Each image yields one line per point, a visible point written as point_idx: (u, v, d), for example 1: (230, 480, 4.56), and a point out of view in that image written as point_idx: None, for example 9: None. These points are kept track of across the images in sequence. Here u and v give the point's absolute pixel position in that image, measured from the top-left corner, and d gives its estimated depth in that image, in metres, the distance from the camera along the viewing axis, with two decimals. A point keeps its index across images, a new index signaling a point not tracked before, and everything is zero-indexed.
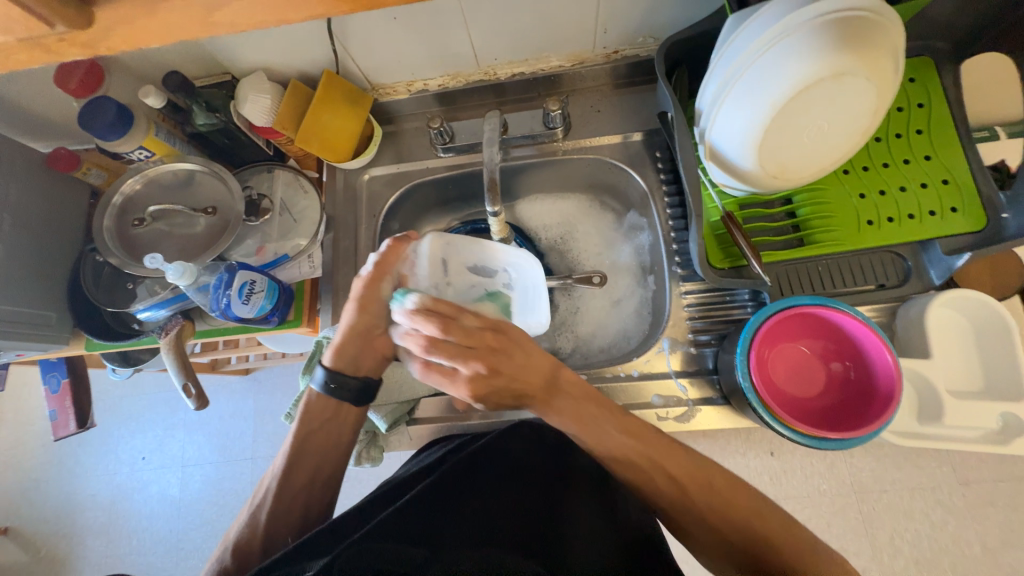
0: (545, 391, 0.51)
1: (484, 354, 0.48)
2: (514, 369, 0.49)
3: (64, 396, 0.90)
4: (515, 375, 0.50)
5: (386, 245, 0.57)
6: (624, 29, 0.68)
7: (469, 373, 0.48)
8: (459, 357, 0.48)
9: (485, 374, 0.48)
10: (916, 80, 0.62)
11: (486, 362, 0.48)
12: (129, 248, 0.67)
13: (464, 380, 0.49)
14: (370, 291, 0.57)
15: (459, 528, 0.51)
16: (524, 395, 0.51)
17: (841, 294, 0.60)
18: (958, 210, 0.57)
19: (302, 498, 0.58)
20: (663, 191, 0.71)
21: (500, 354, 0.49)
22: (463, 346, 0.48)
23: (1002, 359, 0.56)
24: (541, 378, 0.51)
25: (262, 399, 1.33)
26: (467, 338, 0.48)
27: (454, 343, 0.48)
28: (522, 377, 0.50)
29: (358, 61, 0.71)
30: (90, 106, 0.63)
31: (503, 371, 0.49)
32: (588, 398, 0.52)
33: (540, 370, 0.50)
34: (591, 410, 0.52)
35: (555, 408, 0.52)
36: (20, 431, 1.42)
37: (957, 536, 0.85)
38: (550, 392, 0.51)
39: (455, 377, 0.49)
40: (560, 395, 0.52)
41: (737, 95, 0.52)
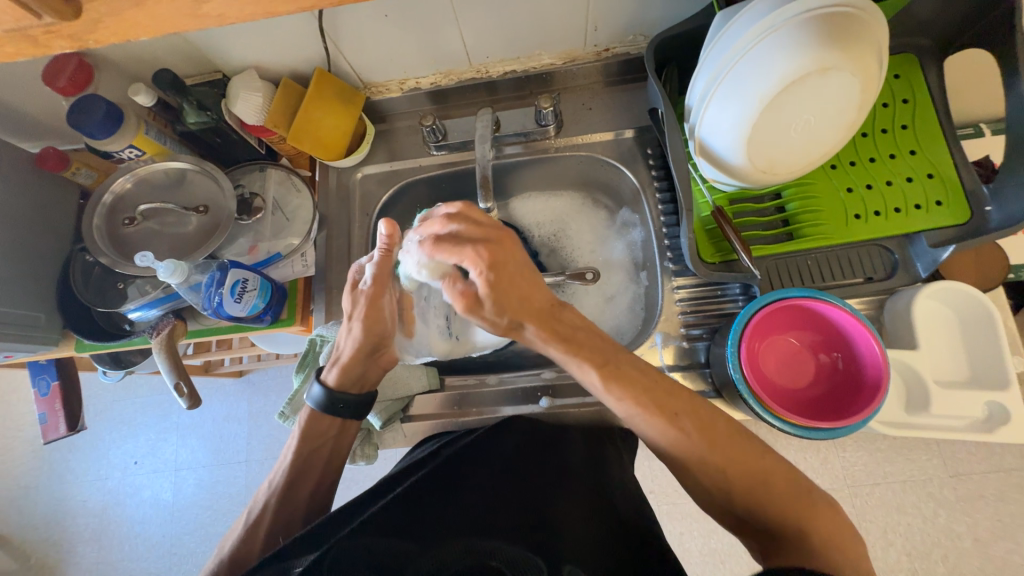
0: (548, 312, 0.50)
1: (500, 238, 0.51)
2: (524, 263, 0.50)
3: (53, 398, 0.89)
4: (522, 268, 0.50)
5: (377, 254, 0.56)
6: (615, 27, 0.69)
7: (484, 245, 0.49)
8: (479, 232, 0.50)
9: (498, 250, 0.50)
10: (901, 76, 0.63)
11: (502, 241, 0.50)
12: (119, 247, 0.66)
13: (476, 250, 0.49)
14: (374, 311, 0.56)
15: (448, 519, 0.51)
16: (525, 302, 0.50)
17: (830, 287, 0.61)
18: (943, 203, 0.58)
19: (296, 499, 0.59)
20: (654, 187, 0.71)
21: (513, 243, 0.51)
22: (480, 227, 0.51)
23: (987, 350, 0.57)
24: (544, 292, 0.51)
25: (257, 401, 1.32)
26: (487, 222, 0.52)
27: (476, 221, 0.51)
28: (528, 278, 0.50)
29: (349, 59, 0.71)
30: (80, 104, 0.63)
31: (514, 258, 0.50)
32: (589, 335, 0.50)
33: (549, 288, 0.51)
34: (591, 351, 0.49)
35: (559, 335, 0.50)
36: (8, 438, 1.40)
37: (948, 528, 0.86)
38: (552, 316, 0.50)
39: (468, 245, 0.49)
40: (561, 326, 0.50)
41: (726, 90, 0.53)
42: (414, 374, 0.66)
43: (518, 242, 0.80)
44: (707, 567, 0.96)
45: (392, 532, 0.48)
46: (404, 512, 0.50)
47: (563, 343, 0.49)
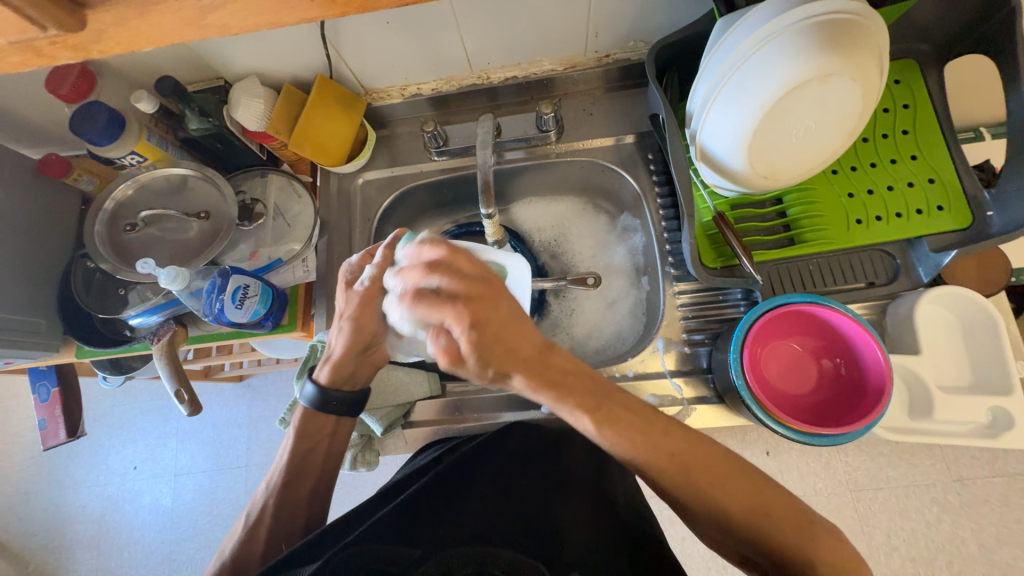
0: (539, 358, 0.45)
1: (485, 288, 0.44)
2: (511, 316, 0.45)
3: (53, 404, 0.88)
4: (511, 322, 0.45)
5: (380, 255, 0.54)
6: (616, 33, 0.69)
7: (468, 299, 0.43)
8: (461, 283, 0.44)
9: (485, 304, 0.44)
10: (900, 81, 0.63)
11: (487, 295, 0.44)
12: (120, 253, 0.66)
13: (459, 307, 0.43)
14: (364, 313, 0.54)
15: (448, 528, 0.51)
16: (515, 354, 0.44)
17: (832, 292, 0.61)
18: (944, 208, 0.58)
19: (294, 506, 0.58)
20: (655, 192, 0.72)
21: (499, 294, 0.45)
22: (464, 277, 0.44)
23: (989, 355, 0.57)
24: (534, 339, 0.45)
25: (257, 406, 1.32)
26: (471, 271, 0.45)
27: (459, 268, 0.45)
28: (516, 333, 0.44)
29: (351, 65, 0.71)
30: (83, 111, 0.63)
31: (501, 311, 0.44)
32: (582, 379, 0.46)
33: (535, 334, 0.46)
34: (584, 396, 0.45)
35: (551, 385, 0.45)
36: (8, 443, 1.39)
37: (952, 534, 0.86)
38: (543, 362, 0.45)
39: (450, 302, 0.43)
40: (553, 374, 0.45)
41: (727, 96, 0.53)
42: (415, 380, 0.66)
43: (518, 246, 0.80)
44: (709, 572, 0.96)
45: (393, 540, 0.48)
46: (407, 521, 0.50)
47: (553, 392, 0.45)
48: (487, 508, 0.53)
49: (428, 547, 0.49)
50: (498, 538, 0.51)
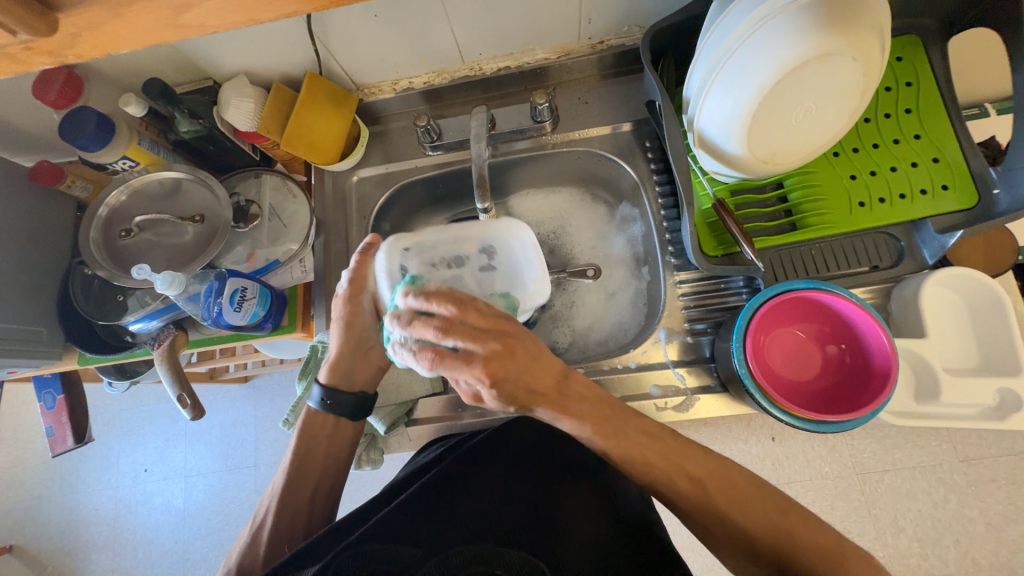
0: (558, 390, 0.48)
1: (500, 339, 0.44)
2: (529, 360, 0.46)
3: (60, 411, 0.89)
4: (530, 366, 0.46)
5: (353, 260, 0.56)
6: (609, 19, 0.67)
7: (489, 356, 0.43)
8: (475, 338, 0.43)
9: (502, 357, 0.44)
10: (903, 58, 0.62)
11: (504, 346, 0.44)
12: (116, 260, 0.66)
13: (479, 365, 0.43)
14: (353, 308, 0.57)
15: (447, 529, 0.50)
16: (536, 393, 0.47)
17: (836, 277, 0.60)
18: (949, 188, 0.57)
19: (298, 508, 0.59)
20: (654, 180, 0.71)
21: (517, 341, 0.45)
22: (479, 330, 0.44)
23: (999, 337, 0.56)
24: (550, 376, 0.47)
25: (263, 406, 1.32)
26: (482, 322, 0.45)
27: (471, 318, 0.44)
28: (534, 373, 0.46)
29: (340, 60, 0.70)
30: (71, 117, 0.62)
31: (520, 360, 0.45)
32: (599, 404, 0.50)
33: (551, 371, 0.47)
34: (600, 421, 0.50)
35: (569, 412, 0.49)
36: (20, 449, 1.41)
37: (959, 513, 0.86)
38: (561, 394, 0.49)
39: (469, 362, 0.43)
40: (570, 398, 0.49)
41: (723, 80, 0.52)
42: (415, 377, 0.66)
43: None
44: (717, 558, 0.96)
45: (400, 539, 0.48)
46: (409, 518, 0.50)
47: (573, 418, 0.49)
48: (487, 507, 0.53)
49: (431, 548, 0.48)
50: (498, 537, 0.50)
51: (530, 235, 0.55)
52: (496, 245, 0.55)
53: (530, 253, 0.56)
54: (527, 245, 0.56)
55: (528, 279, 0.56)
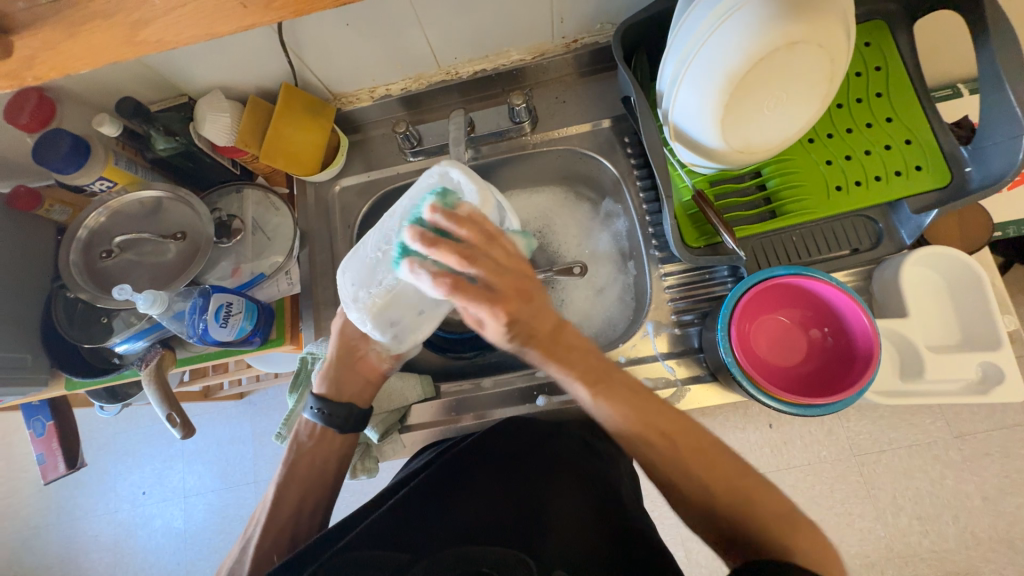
0: (554, 338, 0.50)
1: (520, 281, 0.47)
2: (539, 303, 0.48)
3: (50, 438, 0.88)
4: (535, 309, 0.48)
5: None
6: (581, 17, 0.67)
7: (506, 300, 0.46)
8: (495, 277, 0.46)
9: (515, 301, 0.46)
10: (871, 43, 0.63)
11: (522, 288, 0.47)
12: (99, 282, 0.66)
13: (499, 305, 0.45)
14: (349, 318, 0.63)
15: (439, 526, 0.51)
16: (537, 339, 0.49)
17: (818, 262, 0.61)
18: (923, 168, 0.58)
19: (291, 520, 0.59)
20: (634, 175, 0.71)
21: (530, 286, 0.48)
22: (495, 269, 0.46)
23: (977, 312, 0.57)
24: (551, 318, 0.49)
25: (260, 421, 1.31)
26: (506, 262, 0.47)
27: (491, 259, 0.46)
28: (539, 317, 0.48)
29: (315, 71, 0.70)
30: (45, 139, 0.62)
31: (532, 303, 0.48)
32: (584, 354, 0.51)
33: (551, 317, 0.49)
34: (585, 367, 0.51)
35: (558, 359, 0.50)
36: (13, 480, 1.39)
37: (957, 489, 0.87)
38: (555, 340, 0.50)
39: (491, 300, 0.45)
40: (560, 348, 0.50)
41: (694, 73, 0.52)
42: (407, 385, 0.67)
43: None
44: None
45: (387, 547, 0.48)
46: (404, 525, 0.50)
47: (562, 365, 0.50)
48: (483, 505, 0.53)
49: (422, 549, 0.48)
50: (492, 535, 0.50)
51: (453, 166, 0.53)
52: (421, 198, 0.54)
53: (447, 186, 0.54)
54: (456, 178, 0.53)
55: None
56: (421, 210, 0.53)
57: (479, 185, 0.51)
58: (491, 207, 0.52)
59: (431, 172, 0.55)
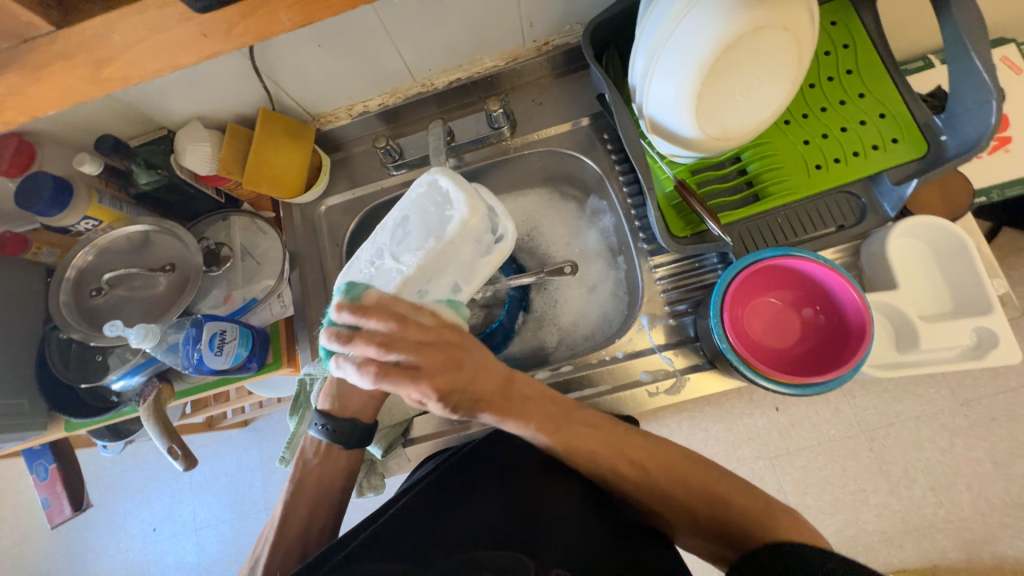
0: (500, 395, 0.52)
1: (444, 349, 0.49)
2: (474, 365, 0.51)
3: (53, 481, 0.87)
4: (476, 370, 0.51)
5: None
6: (550, 20, 0.68)
7: (432, 371, 0.47)
8: (414, 354, 0.47)
9: (445, 371, 0.48)
10: (837, 22, 0.63)
11: (449, 356, 0.49)
12: (90, 320, 0.65)
13: (425, 381, 0.47)
14: None
15: (435, 535, 0.51)
16: (480, 400, 0.52)
17: (805, 241, 0.61)
18: (899, 141, 0.58)
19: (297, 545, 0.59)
20: (616, 171, 0.72)
21: (461, 352, 0.50)
22: (418, 348, 0.48)
23: (967, 278, 0.57)
24: (492, 381, 0.52)
25: (266, 447, 1.30)
26: (424, 335, 0.49)
27: (409, 336, 0.48)
28: (476, 380, 0.51)
29: (291, 93, 0.70)
30: (26, 183, 0.62)
31: (465, 370, 0.50)
32: (542, 401, 0.54)
33: (494, 376, 0.52)
34: (544, 417, 0.53)
35: (514, 413, 0.53)
36: (22, 527, 1.38)
37: (967, 456, 0.86)
38: (505, 397, 0.53)
39: (413, 377, 0.47)
40: (511, 403, 0.53)
41: (664, 64, 0.53)
42: (409, 396, 0.66)
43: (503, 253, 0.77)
44: None
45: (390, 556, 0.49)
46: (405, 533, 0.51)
47: (519, 420, 0.53)
48: (483, 511, 0.53)
49: (420, 560, 0.49)
50: (488, 539, 0.50)
51: (442, 174, 0.56)
52: (413, 209, 0.57)
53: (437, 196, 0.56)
54: (444, 187, 0.56)
55: (453, 217, 0.55)
56: (414, 219, 0.57)
57: (467, 193, 0.55)
58: (480, 215, 0.55)
59: (421, 181, 0.57)
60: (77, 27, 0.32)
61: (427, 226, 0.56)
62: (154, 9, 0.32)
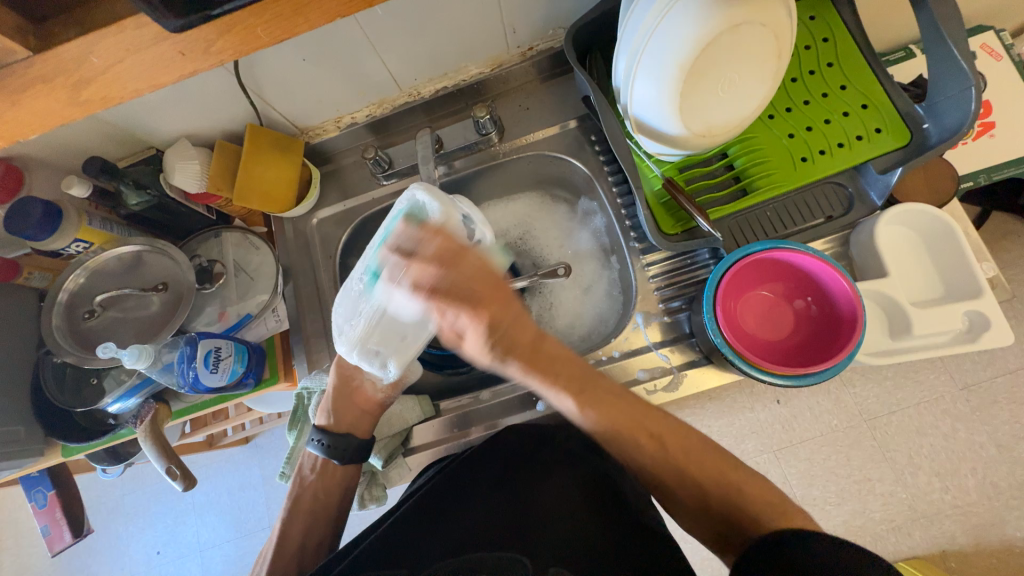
0: (533, 347, 0.50)
1: (490, 292, 0.49)
2: (515, 311, 0.50)
3: (53, 508, 0.86)
4: (515, 318, 0.49)
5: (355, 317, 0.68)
6: (532, 26, 0.69)
7: (480, 305, 0.48)
8: (464, 284, 0.48)
9: (494, 309, 0.48)
10: (815, 16, 0.64)
11: (494, 298, 0.49)
12: (84, 343, 0.65)
13: (473, 310, 0.47)
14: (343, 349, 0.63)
15: (435, 538, 0.51)
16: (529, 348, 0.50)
17: (795, 233, 0.61)
18: (882, 130, 0.59)
19: (295, 563, 0.60)
20: (605, 171, 0.72)
21: (508, 294, 0.50)
22: (465, 284, 0.48)
23: (957, 263, 0.58)
24: (529, 331, 0.50)
25: (268, 463, 1.29)
26: (471, 275, 0.49)
27: (459, 270, 0.49)
28: (516, 325, 0.49)
29: (278, 108, 0.70)
30: (16, 208, 0.62)
31: (510, 311, 0.49)
32: (568, 363, 0.51)
33: (529, 326, 0.50)
34: (571, 377, 0.51)
35: (542, 368, 0.50)
36: (23, 556, 1.36)
37: (970, 441, 0.87)
38: (533, 353, 0.50)
39: (467, 304, 0.48)
40: (541, 358, 0.50)
41: (646, 66, 0.53)
42: (407, 405, 0.66)
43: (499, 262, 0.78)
44: None
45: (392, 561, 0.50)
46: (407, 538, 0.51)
47: (545, 377, 0.50)
48: (482, 514, 0.53)
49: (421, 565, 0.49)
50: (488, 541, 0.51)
51: (420, 189, 0.57)
52: (396, 226, 0.58)
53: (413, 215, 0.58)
54: (423, 201, 0.58)
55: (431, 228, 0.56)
56: (394, 238, 0.57)
57: (444, 203, 0.57)
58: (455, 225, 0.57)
59: (401, 200, 0.59)
60: (56, 50, 0.32)
61: None
62: (131, 31, 0.32)
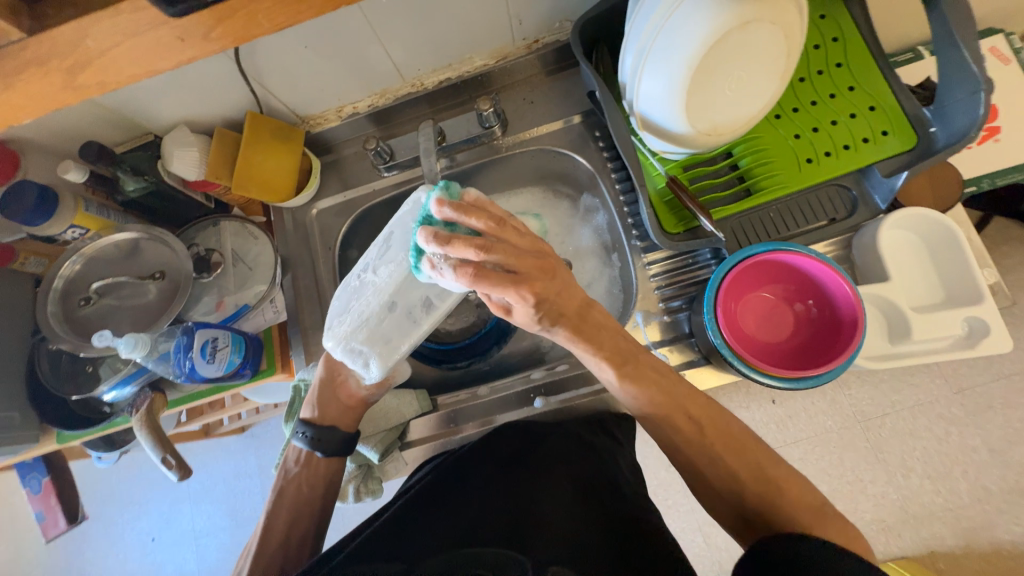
0: (582, 312, 0.50)
1: (540, 260, 0.47)
2: (562, 279, 0.49)
3: (48, 493, 0.87)
4: (567, 283, 0.49)
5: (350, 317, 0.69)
6: (538, 18, 0.68)
7: (533, 279, 0.45)
8: (518, 254, 0.45)
9: (543, 279, 0.46)
10: (825, 16, 0.63)
11: (543, 266, 0.47)
12: (80, 330, 0.64)
13: (524, 288, 0.45)
14: None
15: (432, 534, 0.50)
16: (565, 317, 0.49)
17: (797, 235, 0.61)
18: (889, 133, 0.59)
19: (278, 561, 0.58)
20: (608, 167, 0.71)
21: (554, 264, 0.48)
22: (517, 253, 0.45)
23: (958, 269, 0.58)
24: (575, 299, 0.50)
25: (264, 452, 1.29)
26: (521, 243, 0.46)
27: (509, 240, 0.46)
28: (565, 293, 0.49)
29: (279, 96, 0.69)
30: (10, 191, 0.61)
31: (557, 282, 0.48)
32: (614, 334, 0.52)
33: (578, 292, 0.50)
34: (614, 349, 0.52)
35: (588, 336, 0.51)
36: (18, 539, 1.36)
37: (963, 444, 0.87)
38: (583, 317, 0.51)
39: (513, 282, 0.44)
40: (588, 324, 0.51)
41: (654, 60, 0.53)
42: (402, 400, 0.66)
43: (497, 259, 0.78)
44: None
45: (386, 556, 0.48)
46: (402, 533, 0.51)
47: (590, 344, 0.51)
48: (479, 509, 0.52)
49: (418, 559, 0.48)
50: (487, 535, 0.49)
51: (423, 192, 0.58)
52: (398, 226, 0.59)
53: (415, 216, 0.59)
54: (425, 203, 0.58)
55: None
56: (396, 235, 0.59)
57: None
58: None
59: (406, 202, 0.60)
60: (50, 31, 0.31)
61: (405, 240, 0.58)
62: (127, 14, 0.32)
